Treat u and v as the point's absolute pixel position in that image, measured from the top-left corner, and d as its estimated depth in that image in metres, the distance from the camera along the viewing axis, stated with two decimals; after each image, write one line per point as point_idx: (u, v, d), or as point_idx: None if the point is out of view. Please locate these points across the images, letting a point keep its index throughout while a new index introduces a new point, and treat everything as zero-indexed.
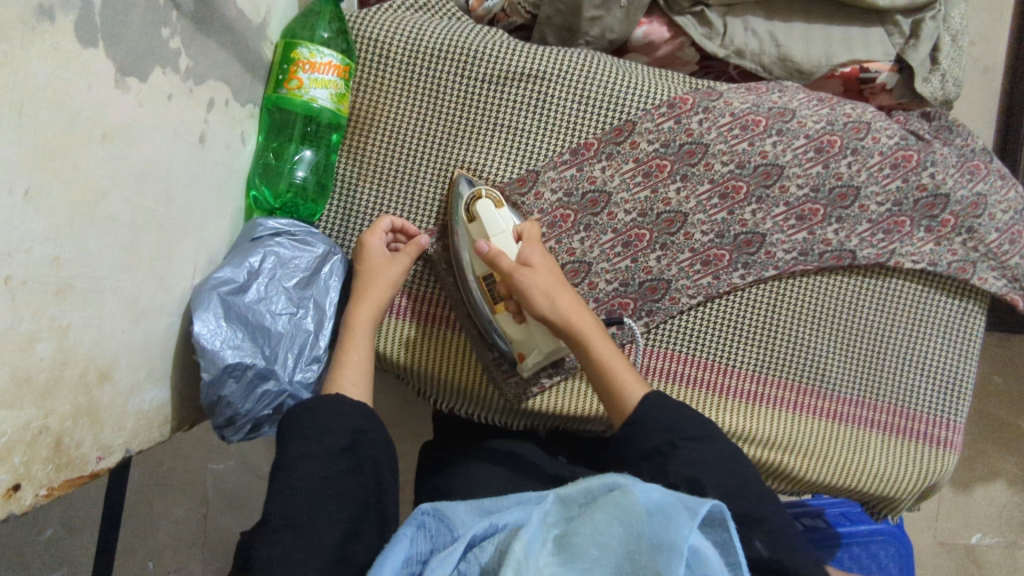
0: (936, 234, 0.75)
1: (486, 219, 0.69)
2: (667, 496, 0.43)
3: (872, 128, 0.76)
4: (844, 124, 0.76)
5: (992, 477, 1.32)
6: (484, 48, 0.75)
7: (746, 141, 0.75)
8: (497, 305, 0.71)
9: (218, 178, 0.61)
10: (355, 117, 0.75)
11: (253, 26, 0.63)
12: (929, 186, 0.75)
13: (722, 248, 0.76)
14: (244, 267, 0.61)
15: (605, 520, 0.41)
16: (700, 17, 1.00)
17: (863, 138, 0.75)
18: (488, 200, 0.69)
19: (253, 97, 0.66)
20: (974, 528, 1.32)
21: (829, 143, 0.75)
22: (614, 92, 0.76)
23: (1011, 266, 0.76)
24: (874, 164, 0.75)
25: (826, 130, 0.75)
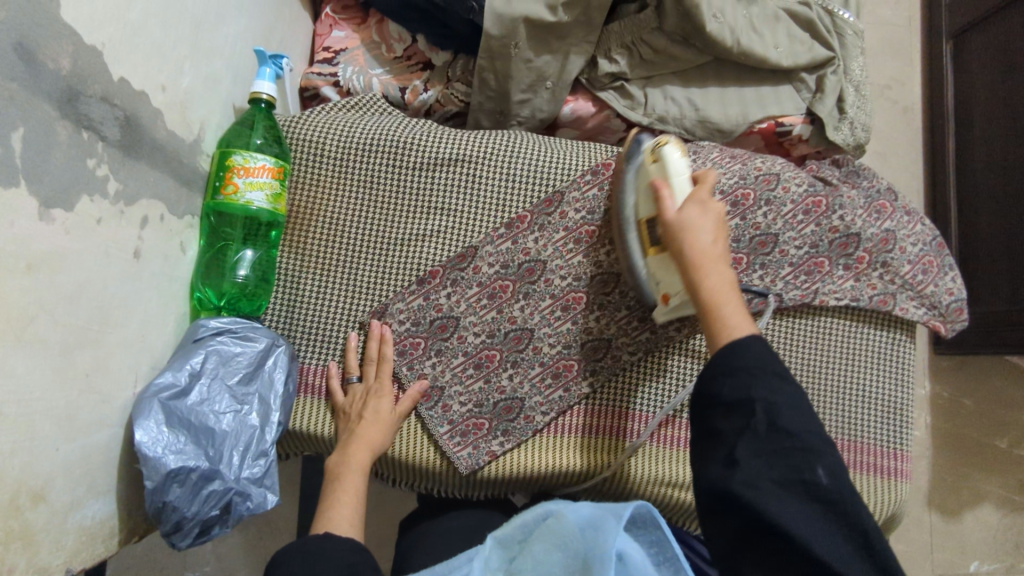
0: (855, 270, 0.79)
1: (669, 163, 0.65)
2: (595, 511, 0.56)
3: (781, 179, 0.81)
4: (755, 177, 0.81)
5: (980, 501, 1.31)
6: (412, 139, 0.80)
7: None
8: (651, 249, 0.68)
9: (157, 289, 0.64)
10: (294, 215, 0.79)
11: (186, 143, 0.67)
12: (841, 227, 0.79)
13: None
14: (186, 370, 0.62)
15: (546, 549, 0.52)
16: (621, 90, 1.08)
17: (774, 188, 0.80)
18: (673, 146, 0.66)
19: (192, 207, 0.69)
20: (972, 556, 1.30)
21: (744, 196, 0.80)
22: (538, 167, 0.81)
23: (928, 294, 0.80)
24: (787, 212, 0.80)
25: (739, 184, 0.80)
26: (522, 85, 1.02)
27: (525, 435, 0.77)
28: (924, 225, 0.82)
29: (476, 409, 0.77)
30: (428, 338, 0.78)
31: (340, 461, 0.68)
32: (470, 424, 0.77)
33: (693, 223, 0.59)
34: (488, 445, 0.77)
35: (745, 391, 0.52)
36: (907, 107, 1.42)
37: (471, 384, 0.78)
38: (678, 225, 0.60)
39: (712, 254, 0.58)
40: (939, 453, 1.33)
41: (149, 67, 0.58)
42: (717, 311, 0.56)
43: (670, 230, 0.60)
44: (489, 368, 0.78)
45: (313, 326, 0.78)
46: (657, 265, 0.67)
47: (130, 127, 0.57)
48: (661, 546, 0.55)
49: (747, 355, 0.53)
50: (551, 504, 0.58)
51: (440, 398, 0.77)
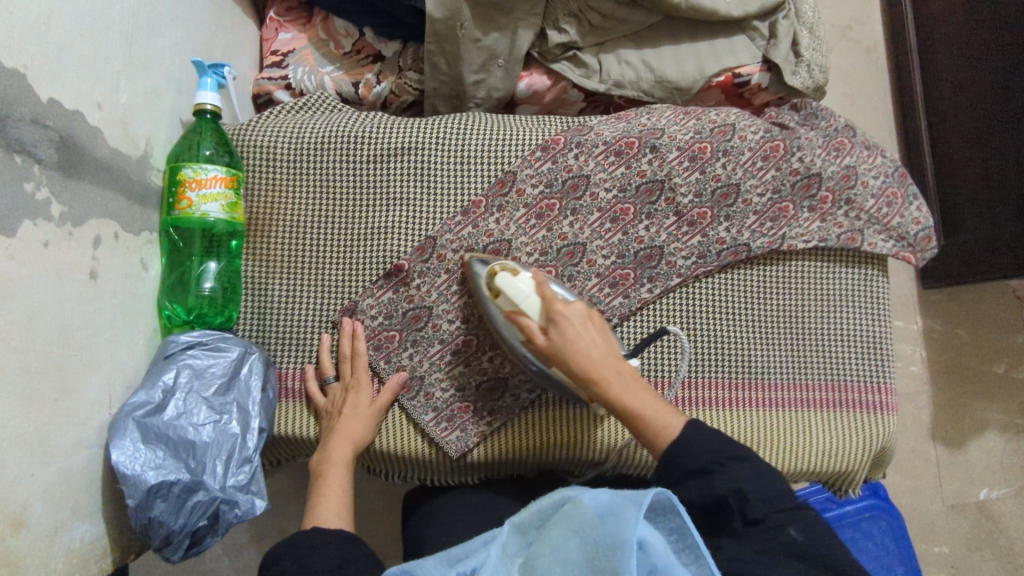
0: (820, 211, 0.79)
1: (509, 290, 0.67)
2: (615, 497, 0.49)
3: (737, 128, 0.80)
4: (711, 130, 0.80)
5: (982, 429, 1.32)
6: (363, 133, 0.80)
7: (623, 165, 0.80)
8: (548, 362, 0.69)
9: (120, 308, 0.64)
10: (254, 222, 0.79)
11: (133, 160, 0.67)
12: (801, 169, 0.79)
13: (626, 268, 0.78)
14: (158, 387, 0.63)
15: (563, 536, 0.47)
16: (575, 60, 1.07)
17: (731, 138, 0.80)
18: (505, 272, 0.68)
19: (148, 225, 0.69)
20: (980, 484, 1.31)
21: (702, 150, 0.80)
22: (491, 147, 0.81)
23: (894, 227, 0.79)
24: (746, 160, 0.79)
25: (695, 139, 0.80)
26: (473, 67, 1.01)
27: (510, 413, 0.77)
28: (885, 157, 0.82)
29: (459, 393, 0.77)
30: (402, 329, 0.78)
31: (321, 458, 0.69)
32: (455, 409, 0.77)
33: (574, 340, 0.64)
34: (475, 426, 0.77)
35: (712, 492, 0.53)
36: (870, 46, 1.41)
37: (450, 369, 0.78)
38: (568, 349, 0.63)
39: (608, 364, 0.63)
40: (937, 386, 1.33)
41: (80, 86, 0.58)
42: (638, 414, 0.61)
43: (556, 352, 0.64)
44: (467, 352, 0.78)
45: (287, 330, 0.78)
46: (560, 376, 0.68)
47: (68, 149, 0.56)
48: (682, 534, 0.48)
49: (692, 454, 0.56)
50: (569, 489, 0.52)
51: (423, 387, 0.77)
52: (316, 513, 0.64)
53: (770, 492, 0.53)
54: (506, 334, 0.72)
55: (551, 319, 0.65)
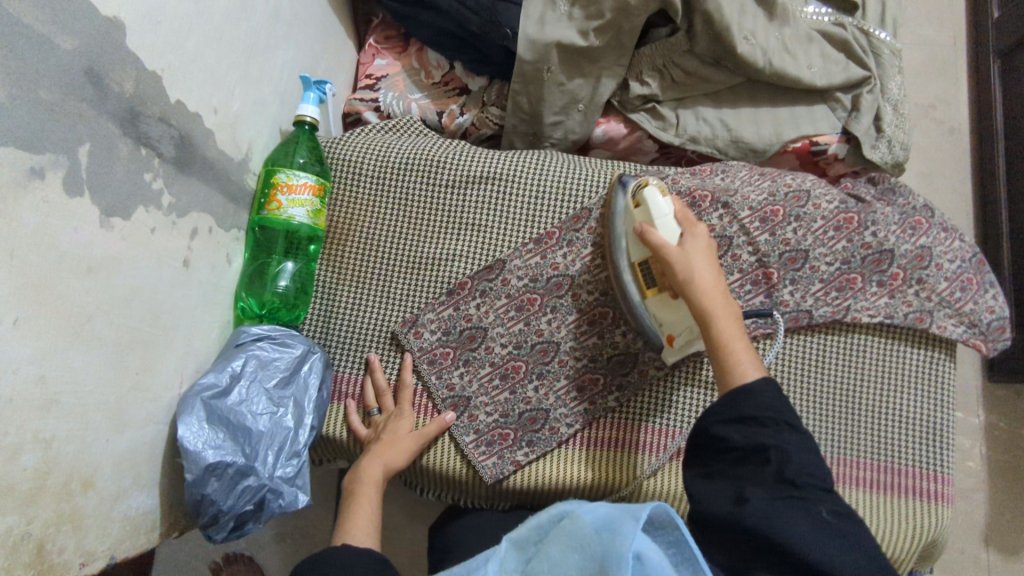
0: (889, 288, 0.78)
1: (651, 203, 0.71)
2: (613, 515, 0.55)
3: (812, 196, 0.81)
4: (785, 194, 0.81)
5: None
6: (446, 159, 0.84)
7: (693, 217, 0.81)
8: (649, 290, 0.72)
9: (203, 295, 0.68)
10: (332, 230, 0.83)
11: (234, 162, 0.72)
12: (873, 244, 0.79)
13: None
14: (227, 372, 0.66)
15: (563, 550, 0.53)
16: (652, 112, 1.10)
17: (804, 205, 0.80)
18: (653, 187, 0.72)
19: (239, 222, 0.74)
20: None
21: (773, 213, 0.80)
22: (567, 184, 0.83)
23: (966, 312, 0.77)
24: (817, 228, 0.80)
25: (767, 201, 0.81)
26: (554, 108, 1.06)
27: (548, 446, 0.77)
28: (962, 241, 0.80)
29: (502, 419, 0.78)
30: (457, 348, 0.80)
31: (354, 478, 0.71)
32: (495, 433, 0.78)
33: (693, 264, 0.65)
34: (513, 454, 0.77)
35: (758, 441, 0.54)
36: (954, 128, 1.39)
37: (496, 393, 0.79)
38: (688, 263, 0.65)
39: (719, 291, 0.64)
40: (997, 487, 1.26)
41: (203, 92, 0.64)
42: (729, 346, 0.61)
43: (672, 266, 0.66)
44: (514, 379, 0.79)
45: (348, 334, 0.81)
46: (665, 307, 0.71)
47: (183, 146, 0.62)
48: (678, 547, 0.54)
49: (756, 399, 0.57)
50: (566, 505, 0.59)
51: (468, 409, 0.78)
52: (348, 530, 0.66)
53: (814, 463, 0.54)
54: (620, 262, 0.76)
55: (683, 239, 0.68)
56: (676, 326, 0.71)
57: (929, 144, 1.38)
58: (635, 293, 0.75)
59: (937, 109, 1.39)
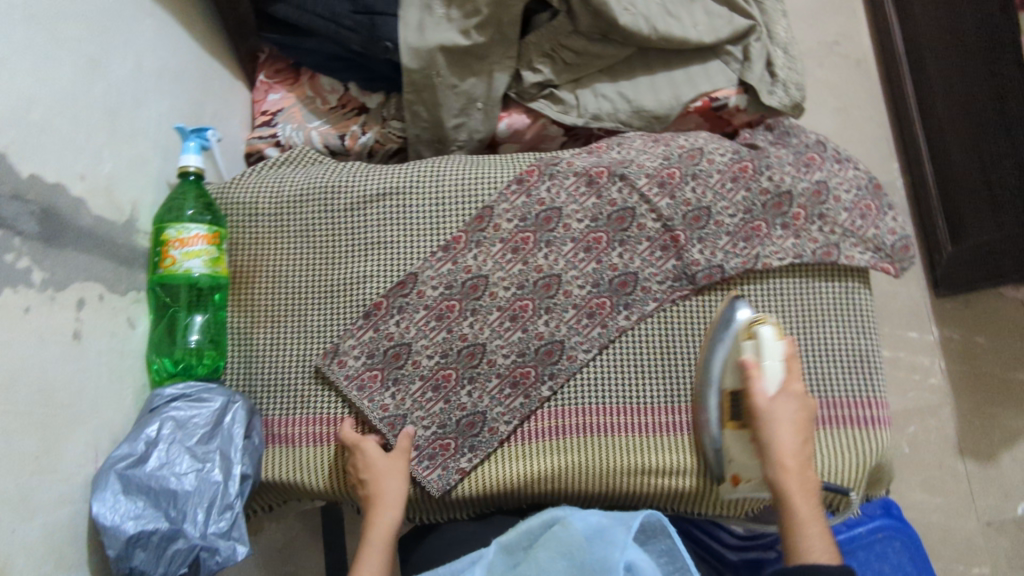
0: (794, 228, 0.79)
1: (764, 346, 0.70)
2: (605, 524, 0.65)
3: (705, 152, 0.82)
4: (679, 155, 0.82)
5: (1014, 440, 1.27)
6: (340, 183, 0.83)
7: (594, 195, 0.81)
8: (729, 421, 0.73)
9: (107, 365, 0.67)
10: (239, 274, 0.82)
11: (119, 224, 0.71)
12: (771, 188, 0.80)
13: (601, 297, 0.79)
14: (141, 439, 0.66)
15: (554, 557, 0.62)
16: (552, 98, 1.10)
17: (699, 162, 0.81)
18: (767, 327, 0.71)
19: (136, 284, 0.73)
20: (1017, 497, 1.25)
21: (670, 176, 0.81)
22: (466, 185, 0.83)
23: (870, 238, 0.79)
24: (715, 182, 0.81)
25: (663, 165, 0.81)
26: (452, 111, 1.05)
27: (491, 448, 0.77)
28: (857, 170, 0.82)
29: (441, 430, 0.78)
30: (384, 369, 0.79)
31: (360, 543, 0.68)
32: (437, 446, 0.77)
33: (774, 420, 0.67)
34: (457, 463, 0.77)
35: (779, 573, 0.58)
36: (860, 58, 1.43)
37: (430, 406, 0.78)
38: (773, 418, 0.67)
39: (795, 457, 0.66)
40: (961, 397, 1.29)
41: (62, 160, 0.62)
42: (802, 528, 0.62)
43: (758, 420, 0.68)
44: (446, 391, 0.78)
45: (271, 375, 0.80)
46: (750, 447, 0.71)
47: (49, 219, 0.60)
48: (670, 556, 0.64)
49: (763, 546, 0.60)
50: (557, 513, 0.68)
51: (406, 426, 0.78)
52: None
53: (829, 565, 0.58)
54: (710, 386, 0.75)
55: (778, 391, 0.69)
56: (747, 468, 0.73)
57: (838, 78, 1.42)
58: (715, 425, 0.74)
59: (840, 43, 1.43)
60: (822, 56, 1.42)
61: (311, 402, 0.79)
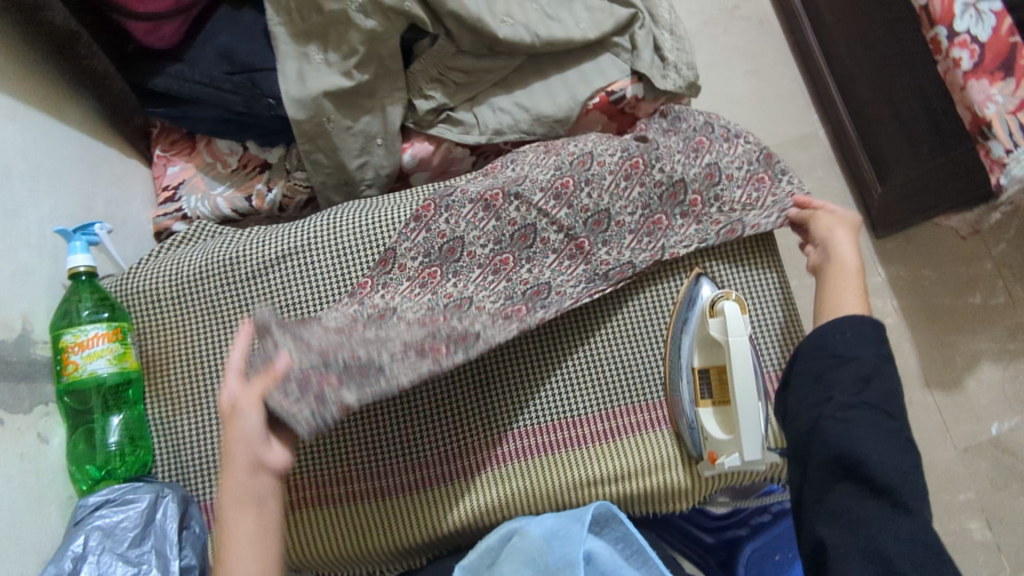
0: (693, 215, 0.81)
1: (731, 320, 0.71)
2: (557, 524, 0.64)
3: (595, 155, 0.82)
4: (570, 163, 0.82)
5: (976, 363, 1.28)
6: (238, 254, 0.82)
7: (493, 217, 0.80)
8: (703, 399, 0.74)
9: (23, 486, 0.66)
10: (151, 365, 0.80)
11: (11, 342, 0.69)
12: (665, 179, 0.81)
13: (517, 304, 0.76)
14: (67, 557, 0.64)
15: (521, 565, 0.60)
16: (450, 120, 1.09)
17: (590, 167, 0.81)
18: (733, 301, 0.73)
19: (43, 397, 0.71)
20: (989, 419, 1.26)
21: (564, 186, 0.81)
22: (365, 232, 0.82)
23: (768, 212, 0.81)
24: (610, 183, 0.81)
25: (555, 176, 0.81)
26: (353, 152, 1.03)
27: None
28: (745, 144, 0.84)
29: (320, 363, 0.63)
30: None
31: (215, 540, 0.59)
32: (313, 379, 0.63)
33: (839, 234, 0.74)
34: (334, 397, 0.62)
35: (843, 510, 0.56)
36: (762, 18, 1.46)
37: (313, 347, 0.65)
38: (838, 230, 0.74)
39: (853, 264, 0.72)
40: (916, 331, 1.30)
41: None
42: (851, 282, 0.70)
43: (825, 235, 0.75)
44: (340, 355, 0.65)
45: (202, 460, 0.79)
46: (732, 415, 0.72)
47: None
48: (628, 541, 0.63)
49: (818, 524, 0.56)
50: (513, 524, 0.66)
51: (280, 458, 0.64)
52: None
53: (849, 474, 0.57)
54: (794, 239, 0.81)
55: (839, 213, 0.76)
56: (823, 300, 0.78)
57: (741, 44, 1.44)
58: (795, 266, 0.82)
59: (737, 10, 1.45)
60: (723, 25, 1.45)
61: None
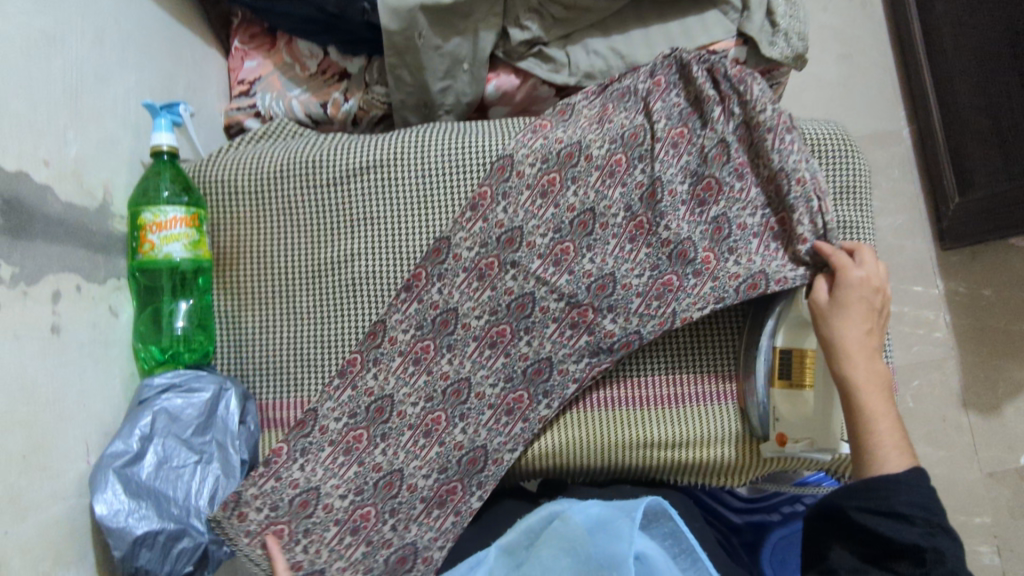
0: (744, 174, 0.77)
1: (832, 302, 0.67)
2: (603, 510, 0.62)
3: (697, 130, 0.78)
4: (667, 131, 0.78)
5: (1017, 392, 1.22)
6: (322, 158, 0.80)
7: (555, 169, 0.79)
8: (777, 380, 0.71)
9: (92, 358, 0.66)
10: (221, 257, 0.80)
11: (92, 211, 0.68)
12: (746, 138, 0.77)
13: (565, 242, 0.78)
14: (136, 436, 0.65)
15: (553, 555, 0.59)
16: (541, 56, 1.01)
17: (688, 136, 0.78)
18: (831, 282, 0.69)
19: (116, 271, 0.71)
20: (1020, 449, 1.21)
21: (619, 159, 0.79)
22: (452, 157, 0.80)
23: (862, 187, 0.78)
24: (683, 153, 0.78)
25: (670, 125, 0.78)
26: (438, 75, 0.98)
27: (482, 414, 0.75)
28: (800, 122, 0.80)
29: (420, 333, 0.77)
30: (361, 352, 0.77)
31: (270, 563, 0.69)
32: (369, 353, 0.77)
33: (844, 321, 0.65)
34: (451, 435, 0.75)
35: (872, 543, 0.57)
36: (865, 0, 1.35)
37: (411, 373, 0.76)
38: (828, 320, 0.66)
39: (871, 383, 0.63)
40: (965, 348, 1.24)
41: (23, 146, 0.59)
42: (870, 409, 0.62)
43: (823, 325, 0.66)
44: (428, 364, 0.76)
45: (265, 360, 0.79)
46: (816, 401, 0.68)
47: (11, 210, 0.57)
48: (675, 539, 0.61)
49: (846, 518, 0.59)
50: (556, 505, 0.64)
51: (305, 528, 0.71)
52: None
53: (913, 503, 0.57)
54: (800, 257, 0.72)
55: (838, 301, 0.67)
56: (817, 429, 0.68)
57: (846, 22, 1.34)
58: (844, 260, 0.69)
59: None
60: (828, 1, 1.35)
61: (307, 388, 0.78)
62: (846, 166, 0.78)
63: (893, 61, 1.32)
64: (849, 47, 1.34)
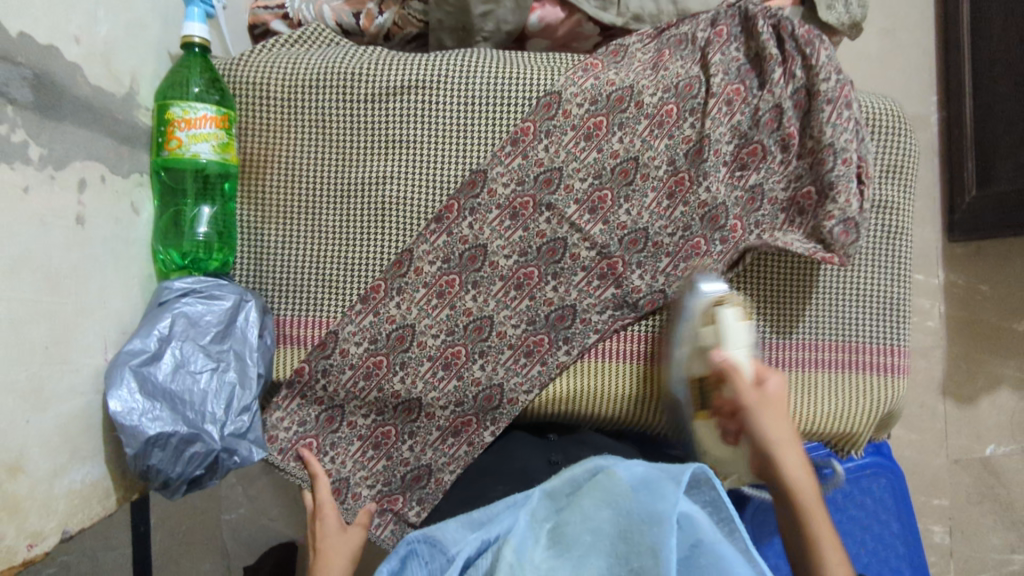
0: (793, 148, 0.74)
1: None
2: (650, 470, 0.51)
3: (750, 88, 0.75)
4: (722, 88, 0.75)
5: (995, 386, 1.26)
6: (361, 71, 0.76)
7: (605, 112, 0.76)
8: None
9: (111, 253, 0.63)
10: (247, 163, 0.77)
11: (118, 98, 0.64)
12: (805, 104, 0.74)
13: (603, 189, 0.76)
14: (154, 336, 0.64)
15: (595, 505, 0.49)
16: None
17: (743, 94, 0.75)
18: None
19: (139, 165, 0.67)
20: (987, 439, 1.25)
21: (668, 111, 0.76)
22: (496, 86, 0.76)
23: (906, 170, 0.78)
24: (737, 112, 0.75)
25: (727, 81, 0.75)
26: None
27: (502, 353, 0.75)
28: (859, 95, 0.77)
29: (445, 266, 0.76)
30: (386, 279, 0.76)
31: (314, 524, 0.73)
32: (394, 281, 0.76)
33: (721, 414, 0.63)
34: (470, 371, 0.75)
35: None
36: None
37: (435, 308, 0.75)
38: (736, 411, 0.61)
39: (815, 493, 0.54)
40: (953, 339, 1.26)
41: (54, 19, 0.54)
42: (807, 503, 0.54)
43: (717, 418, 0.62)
44: (451, 301, 0.75)
45: (285, 275, 0.77)
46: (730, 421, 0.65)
47: (42, 87, 0.53)
48: (716, 507, 0.50)
49: None
50: (601, 459, 0.54)
51: (332, 441, 0.76)
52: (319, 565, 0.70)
53: None
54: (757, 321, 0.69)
55: None
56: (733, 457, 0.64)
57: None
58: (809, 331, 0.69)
59: None
60: None
61: (325, 307, 0.77)
62: (895, 143, 0.77)
63: (935, 41, 1.28)
64: (895, 22, 1.29)
